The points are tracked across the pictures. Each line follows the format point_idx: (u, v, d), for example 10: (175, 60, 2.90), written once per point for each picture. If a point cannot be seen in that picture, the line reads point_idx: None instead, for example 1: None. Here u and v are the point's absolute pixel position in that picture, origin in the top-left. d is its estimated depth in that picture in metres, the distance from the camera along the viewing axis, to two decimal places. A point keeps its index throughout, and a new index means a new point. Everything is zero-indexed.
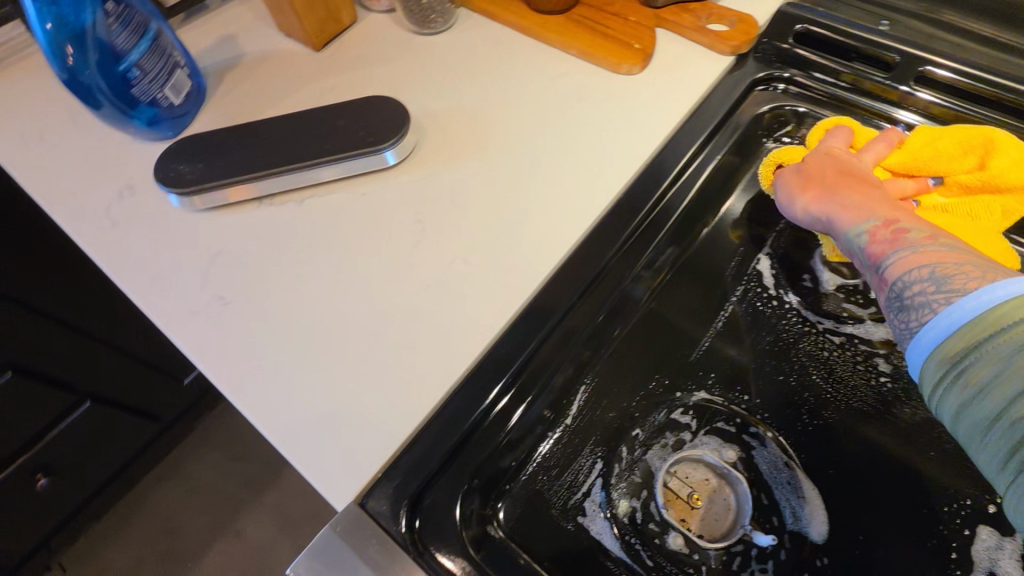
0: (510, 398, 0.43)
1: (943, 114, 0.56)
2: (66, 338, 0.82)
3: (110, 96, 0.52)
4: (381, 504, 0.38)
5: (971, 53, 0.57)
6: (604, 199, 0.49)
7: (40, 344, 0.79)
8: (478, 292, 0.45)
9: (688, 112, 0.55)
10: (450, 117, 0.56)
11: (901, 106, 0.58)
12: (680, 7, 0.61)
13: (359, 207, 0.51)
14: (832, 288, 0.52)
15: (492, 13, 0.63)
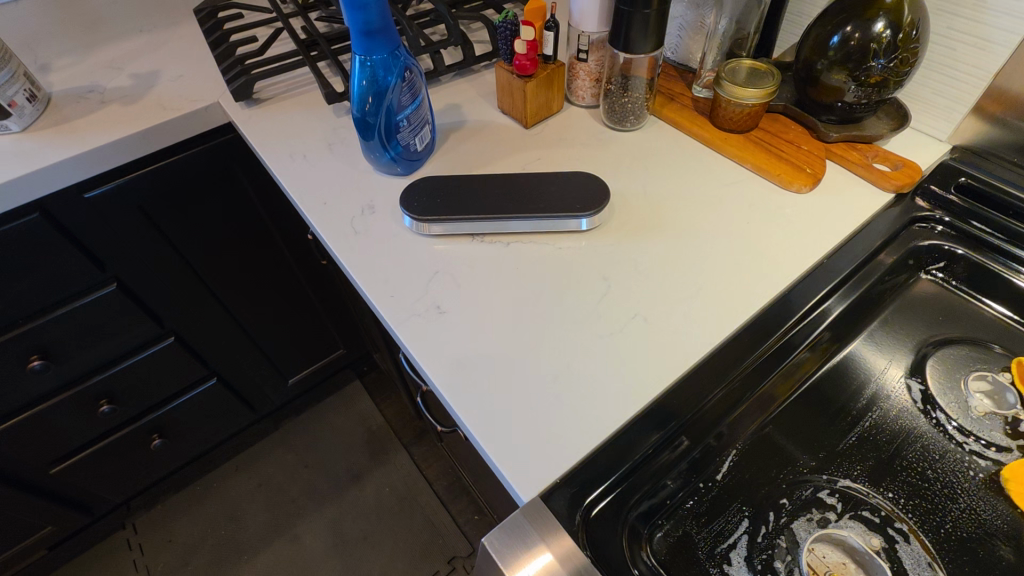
0: (666, 444, 0.50)
1: None
2: (199, 291, 1.06)
3: (380, 136, 0.67)
4: (560, 505, 0.44)
5: None
6: (769, 294, 0.56)
7: (171, 278, 1.01)
8: (654, 349, 0.53)
9: (852, 231, 0.61)
10: (635, 202, 0.67)
11: None
12: (848, 145, 0.68)
13: (556, 257, 0.62)
14: (979, 413, 0.55)
15: (677, 123, 0.74)
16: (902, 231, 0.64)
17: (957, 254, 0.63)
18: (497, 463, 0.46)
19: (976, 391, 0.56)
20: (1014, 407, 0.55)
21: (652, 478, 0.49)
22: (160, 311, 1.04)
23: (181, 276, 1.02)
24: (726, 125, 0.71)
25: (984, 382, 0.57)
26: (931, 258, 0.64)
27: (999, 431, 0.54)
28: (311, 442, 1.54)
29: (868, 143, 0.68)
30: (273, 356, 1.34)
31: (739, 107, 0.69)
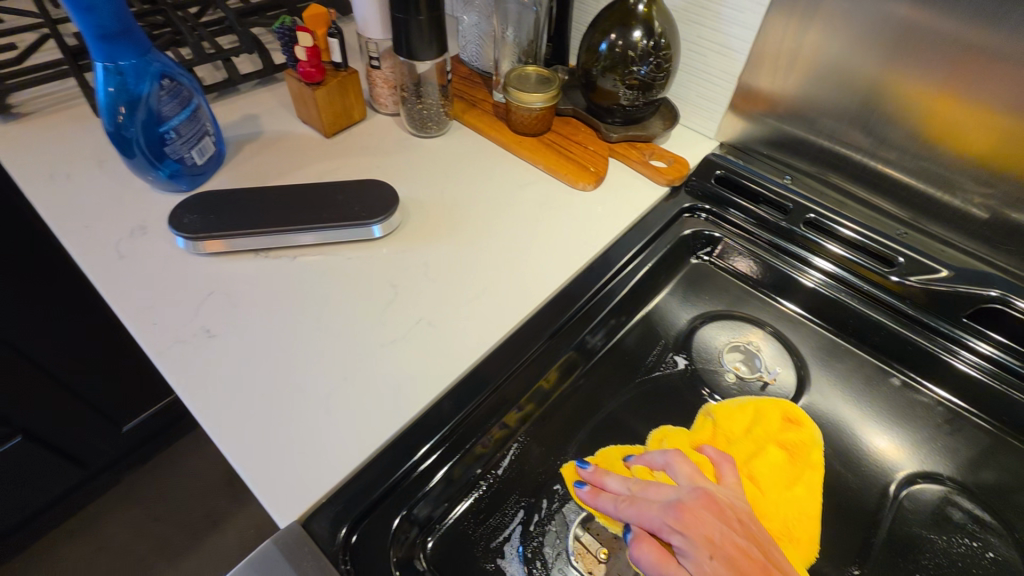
0: (439, 446, 0.49)
1: (850, 265, 0.64)
2: None
3: (144, 149, 0.61)
4: (322, 526, 0.43)
5: (854, 211, 0.69)
6: (549, 288, 0.59)
7: None
8: (435, 352, 0.53)
9: (628, 223, 0.66)
10: (431, 207, 0.67)
11: (817, 253, 0.66)
12: (629, 145, 0.74)
13: (345, 268, 0.60)
14: (732, 380, 0.60)
15: (478, 128, 0.76)
16: (672, 221, 0.69)
17: (716, 237, 0.69)
18: (256, 490, 0.44)
19: (730, 362, 0.61)
20: (762, 370, 0.61)
21: (425, 487, 0.47)
22: None
23: None
24: (519, 129, 0.74)
25: (738, 352, 0.62)
26: (701, 243, 0.70)
27: (754, 392, 0.59)
28: (158, 492, 1.39)
29: (646, 142, 0.74)
30: (95, 403, 1.18)
31: (528, 111, 0.71)
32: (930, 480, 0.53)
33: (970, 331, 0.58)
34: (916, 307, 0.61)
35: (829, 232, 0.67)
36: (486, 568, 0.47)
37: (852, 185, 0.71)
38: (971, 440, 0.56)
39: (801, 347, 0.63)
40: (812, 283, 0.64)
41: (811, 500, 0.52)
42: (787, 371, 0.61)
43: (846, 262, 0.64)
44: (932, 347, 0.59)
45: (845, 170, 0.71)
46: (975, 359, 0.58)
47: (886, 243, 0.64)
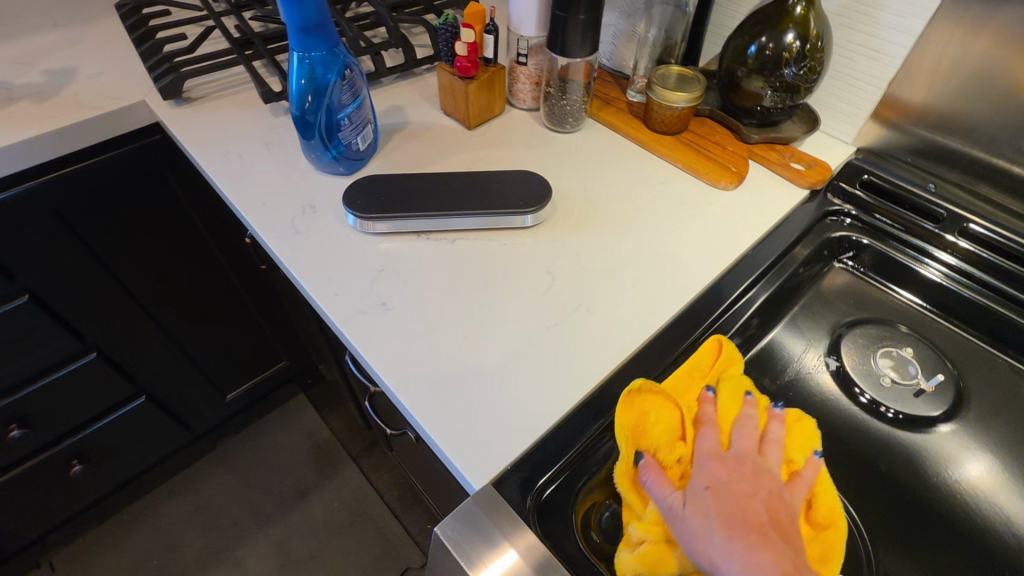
0: (607, 426, 0.50)
1: (978, 264, 0.64)
2: (123, 303, 0.99)
3: (321, 135, 0.66)
4: (513, 491, 0.45)
5: (1000, 219, 0.68)
6: (700, 282, 0.60)
7: (92, 288, 0.93)
8: (598, 337, 0.55)
9: (772, 225, 0.67)
10: (575, 199, 0.69)
11: (941, 248, 0.66)
12: (768, 146, 0.74)
13: (502, 252, 0.63)
14: (889, 383, 0.59)
15: (614, 125, 0.78)
16: (816, 224, 0.69)
17: (863, 244, 0.68)
18: (449, 453, 0.47)
19: (884, 366, 0.60)
20: (917, 377, 0.59)
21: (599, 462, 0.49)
22: (77, 325, 0.95)
23: (102, 287, 0.95)
24: (658, 127, 0.75)
25: (889, 358, 0.61)
26: (844, 247, 0.69)
27: (909, 398, 0.58)
28: (251, 460, 1.47)
29: (784, 145, 0.75)
30: (208, 371, 1.27)
31: (670, 110, 0.73)
32: None
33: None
34: None
35: (963, 233, 0.66)
36: None
37: (1006, 197, 0.69)
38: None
39: (951, 355, 0.62)
40: (932, 275, 0.65)
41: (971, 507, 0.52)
42: (947, 381, 0.59)
43: (972, 256, 0.64)
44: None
45: (998, 180, 0.69)
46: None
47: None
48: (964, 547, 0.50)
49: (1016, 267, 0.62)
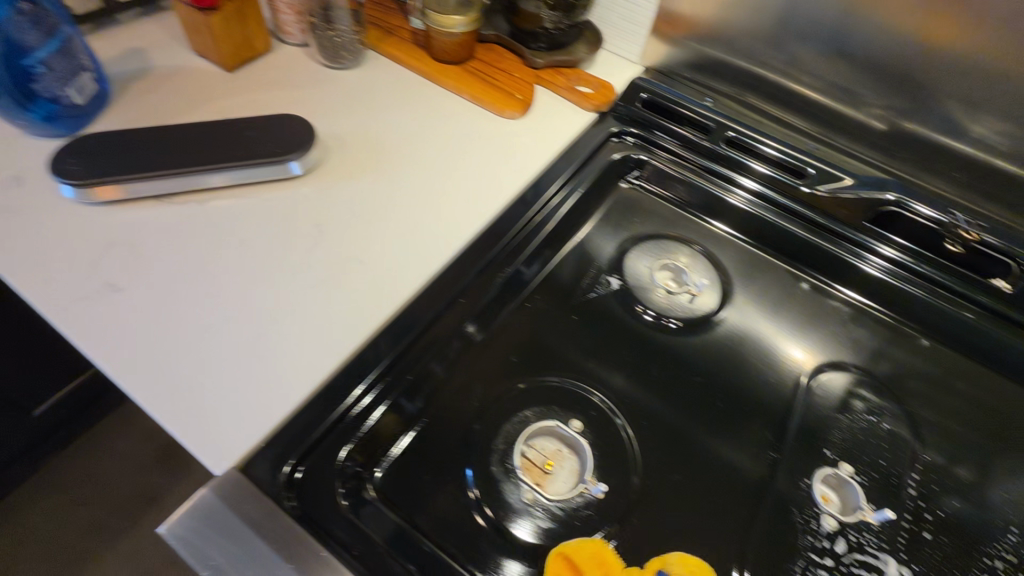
0: (374, 385, 0.48)
1: (776, 185, 0.65)
2: None
3: (9, 87, 0.54)
4: (263, 471, 0.42)
5: (784, 135, 0.70)
6: (478, 219, 0.58)
7: None
8: (368, 289, 0.52)
9: (556, 152, 0.66)
10: (350, 142, 0.63)
11: (743, 173, 0.66)
12: (554, 71, 0.72)
13: (264, 210, 0.56)
14: (663, 294, 0.61)
15: (396, 58, 0.72)
16: (601, 146, 0.69)
17: (643, 160, 0.69)
18: (188, 443, 0.42)
19: (660, 281, 0.62)
20: (689, 284, 0.62)
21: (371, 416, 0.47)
22: None
23: None
24: (440, 56, 0.70)
25: (666, 271, 0.63)
26: (629, 167, 0.70)
27: (683, 305, 0.61)
28: (90, 475, 1.31)
29: (571, 68, 0.73)
30: None
31: (448, 36, 0.67)
32: (839, 371, 0.57)
33: (873, 236, 0.61)
34: (840, 223, 0.62)
35: (754, 153, 0.67)
36: (435, 492, 0.46)
37: (784, 113, 0.72)
38: (877, 331, 0.60)
39: (739, 267, 0.64)
40: (740, 203, 0.65)
41: (747, 409, 0.54)
42: (713, 285, 0.63)
43: (770, 180, 0.65)
44: (836, 250, 0.62)
45: (761, 90, 0.72)
46: (879, 263, 0.61)
47: (808, 162, 0.66)
48: (721, 433, 0.52)
49: (810, 185, 0.64)
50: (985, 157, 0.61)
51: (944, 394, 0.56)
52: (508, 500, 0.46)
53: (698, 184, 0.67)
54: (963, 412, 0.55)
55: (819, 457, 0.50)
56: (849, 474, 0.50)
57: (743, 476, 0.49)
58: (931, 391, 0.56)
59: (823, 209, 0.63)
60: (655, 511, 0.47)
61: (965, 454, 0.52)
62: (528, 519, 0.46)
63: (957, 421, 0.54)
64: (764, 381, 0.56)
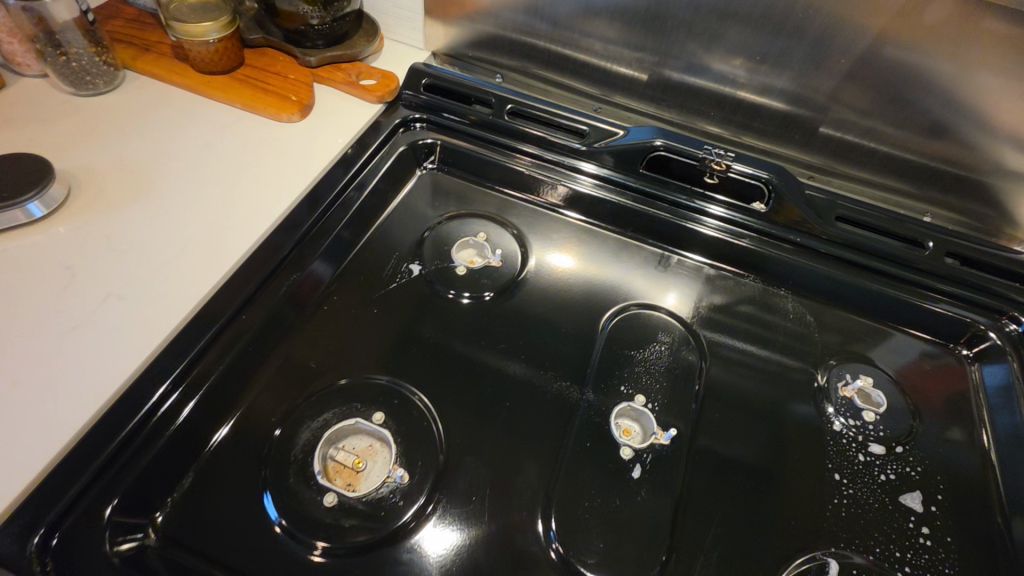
0: (179, 396, 0.47)
1: (610, 166, 0.67)
2: None
3: None
4: (7, 544, 0.38)
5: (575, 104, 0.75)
6: (258, 230, 0.56)
7: None
8: (129, 326, 0.48)
9: (344, 148, 0.64)
10: (106, 171, 0.58)
11: (583, 158, 0.67)
12: (334, 67, 0.71)
13: (2, 261, 0.51)
14: (465, 271, 0.62)
15: (156, 75, 0.67)
16: (389, 136, 0.68)
17: (431, 144, 0.70)
18: None
19: (462, 259, 0.63)
20: (490, 257, 0.63)
21: (176, 422, 0.47)
22: None
23: None
24: (203, 67, 0.66)
25: (469, 248, 0.64)
26: (424, 153, 0.71)
27: (489, 275, 0.62)
28: None
29: (351, 62, 0.72)
30: None
31: (203, 45, 0.63)
32: (645, 309, 0.60)
33: (704, 199, 0.65)
34: (675, 189, 0.66)
35: (572, 130, 0.68)
36: (232, 523, 0.44)
37: (572, 80, 0.74)
38: (670, 270, 0.65)
39: (553, 233, 0.67)
40: (587, 189, 0.67)
41: (555, 364, 0.56)
42: (515, 251, 0.64)
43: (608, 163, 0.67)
44: (677, 219, 0.65)
45: (541, 61, 0.74)
46: (716, 224, 0.65)
47: (601, 126, 0.67)
48: (524, 391, 0.53)
49: (606, 145, 0.66)
50: (732, 92, 0.66)
51: (723, 312, 0.62)
52: (309, 509, 0.45)
53: (548, 180, 0.68)
54: (738, 323, 0.61)
55: (614, 394, 0.53)
56: (642, 404, 0.53)
57: (547, 427, 0.51)
58: (712, 314, 0.61)
59: (661, 183, 0.66)
60: (459, 483, 0.48)
61: (743, 361, 0.58)
62: (373, 519, 0.45)
63: (733, 333, 0.60)
64: (573, 331, 0.58)
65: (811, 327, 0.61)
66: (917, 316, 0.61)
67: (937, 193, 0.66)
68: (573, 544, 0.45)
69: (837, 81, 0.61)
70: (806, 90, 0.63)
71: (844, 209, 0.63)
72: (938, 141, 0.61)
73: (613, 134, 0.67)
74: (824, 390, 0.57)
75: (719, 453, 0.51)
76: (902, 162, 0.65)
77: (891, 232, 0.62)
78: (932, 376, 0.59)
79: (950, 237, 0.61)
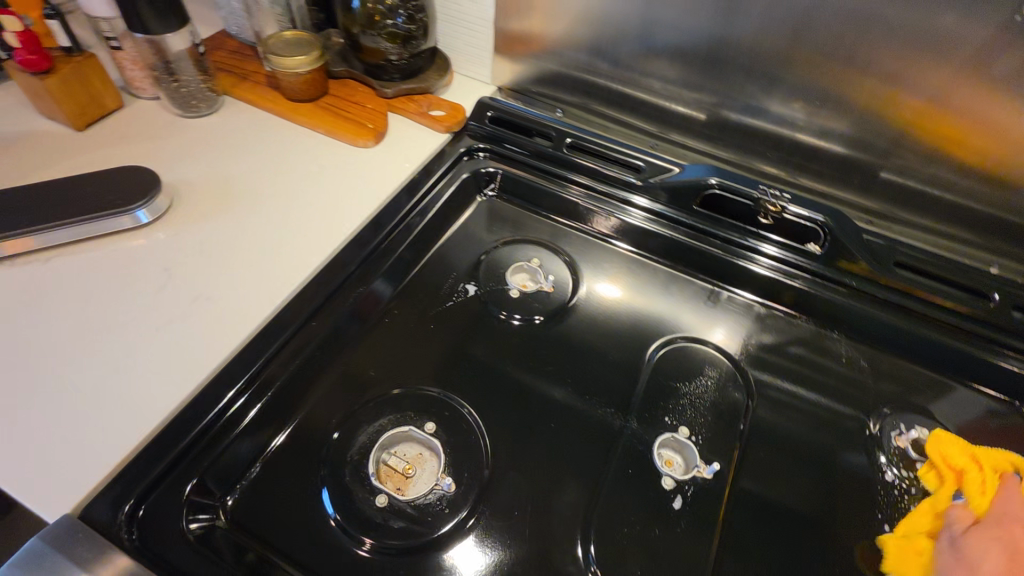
0: (248, 397, 0.51)
1: (661, 200, 0.68)
2: None
3: None
4: (100, 512, 0.42)
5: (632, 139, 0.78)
6: (332, 244, 0.60)
7: None
8: (215, 324, 0.53)
9: (413, 172, 0.69)
10: (204, 185, 0.65)
11: (635, 191, 0.69)
12: (407, 98, 0.76)
13: (112, 260, 0.57)
14: (517, 294, 0.65)
15: (251, 101, 0.74)
16: (454, 164, 0.73)
17: (492, 173, 0.74)
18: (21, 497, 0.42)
19: (515, 282, 0.66)
20: (543, 282, 0.66)
21: (244, 420, 0.51)
22: None
23: None
24: (292, 95, 0.73)
25: (523, 272, 0.67)
26: (484, 181, 0.74)
27: (541, 300, 0.64)
28: None
29: (423, 94, 0.77)
30: None
31: (294, 76, 0.70)
32: (693, 342, 0.61)
33: (755, 237, 0.66)
34: (725, 226, 0.67)
35: (625, 164, 0.71)
36: (294, 514, 0.47)
37: (630, 116, 0.77)
38: (721, 306, 0.65)
39: (604, 262, 0.69)
40: (637, 221, 0.68)
41: (601, 389, 0.57)
42: (567, 278, 0.66)
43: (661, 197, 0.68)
44: (726, 255, 0.66)
45: (601, 98, 0.77)
46: (767, 262, 0.65)
47: (656, 162, 0.70)
48: (570, 414, 0.55)
49: (661, 180, 0.68)
50: (789, 134, 0.68)
51: (772, 351, 0.62)
52: (362, 509, 0.48)
53: (600, 210, 0.69)
54: (788, 364, 0.60)
55: (658, 424, 0.54)
56: (686, 436, 0.54)
57: (590, 450, 0.52)
58: (762, 353, 0.61)
59: (713, 218, 0.67)
60: (502, 498, 0.49)
61: (791, 401, 0.58)
62: (419, 523, 0.47)
63: (783, 373, 0.60)
64: (620, 359, 0.60)
65: (865, 374, 0.60)
66: (981, 370, 0.59)
67: (1006, 245, 0.64)
68: (610, 569, 0.46)
69: (899, 127, 0.61)
70: (866, 136, 0.63)
71: (903, 255, 0.63)
72: (1007, 191, 0.60)
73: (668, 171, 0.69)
74: (875, 438, 0.56)
75: (764, 492, 0.51)
76: (968, 210, 0.64)
77: (953, 280, 0.61)
78: (994, 433, 0.57)
79: (1014, 289, 0.60)
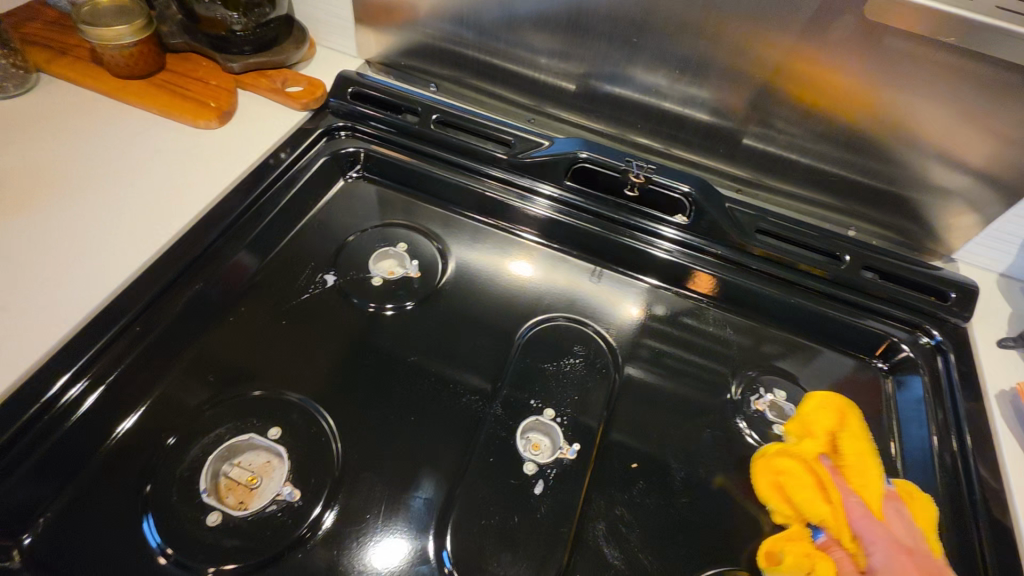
0: (79, 391, 0.47)
1: (563, 186, 0.66)
2: None
3: None
4: None
5: (507, 113, 0.75)
6: (162, 238, 0.54)
7: None
8: (10, 338, 0.46)
9: (263, 155, 0.63)
10: (5, 176, 0.56)
11: (539, 179, 0.66)
12: (259, 73, 0.69)
13: None
14: (381, 282, 0.61)
15: (71, 79, 0.65)
16: (316, 144, 0.68)
17: (355, 153, 0.69)
18: None
19: (380, 270, 0.62)
20: (409, 268, 0.62)
21: (74, 417, 0.46)
22: None
23: None
24: (118, 71, 0.65)
25: (390, 259, 0.63)
26: (349, 162, 0.69)
27: (407, 286, 0.61)
28: None
29: (278, 69, 0.70)
30: None
31: (117, 49, 0.62)
32: (567, 321, 0.60)
33: (654, 220, 0.64)
34: (629, 211, 0.65)
35: (497, 141, 0.68)
36: (107, 544, 0.43)
37: (504, 89, 0.74)
38: (602, 283, 0.64)
39: (480, 244, 0.66)
40: (542, 211, 0.66)
41: (467, 376, 0.54)
42: (437, 262, 0.63)
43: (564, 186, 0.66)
44: (630, 241, 0.64)
45: (472, 70, 0.74)
46: (668, 246, 0.64)
47: (529, 138, 0.67)
48: (432, 405, 0.52)
49: (532, 156, 0.66)
50: (656, 104, 0.67)
51: (643, 324, 0.61)
52: (191, 530, 0.43)
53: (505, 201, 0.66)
54: (658, 336, 0.60)
55: (523, 408, 0.53)
56: (551, 418, 0.52)
57: (452, 441, 0.50)
58: (634, 327, 0.61)
59: (611, 203, 0.65)
60: (355, 501, 0.46)
61: (659, 373, 0.58)
62: (257, 540, 0.44)
63: (652, 346, 0.60)
64: (489, 343, 0.57)
65: (732, 340, 0.61)
66: (834, 329, 0.61)
67: (860, 207, 0.67)
68: (466, 564, 0.44)
69: (754, 94, 0.61)
70: (726, 103, 0.63)
71: (765, 222, 0.63)
72: (855, 154, 0.62)
73: (540, 146, 0.66)
74: (738, 403, 0.56)
75: (628, 467, 0.51)
76: (823, 175, 0.65)
77: (811, 245, 0.63)
78: (850, 388, 0.59)
79: (866, 251, 0.62)
